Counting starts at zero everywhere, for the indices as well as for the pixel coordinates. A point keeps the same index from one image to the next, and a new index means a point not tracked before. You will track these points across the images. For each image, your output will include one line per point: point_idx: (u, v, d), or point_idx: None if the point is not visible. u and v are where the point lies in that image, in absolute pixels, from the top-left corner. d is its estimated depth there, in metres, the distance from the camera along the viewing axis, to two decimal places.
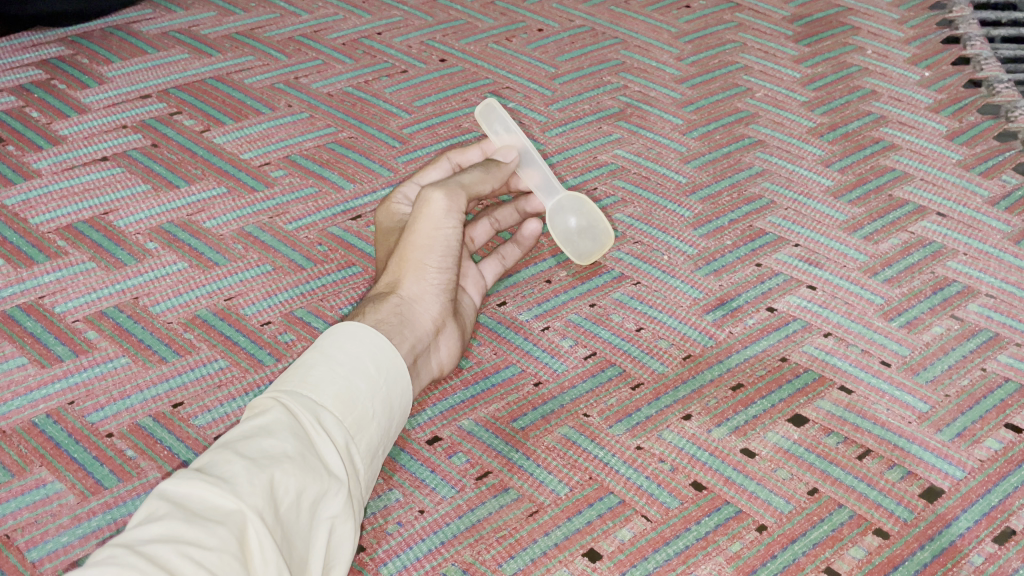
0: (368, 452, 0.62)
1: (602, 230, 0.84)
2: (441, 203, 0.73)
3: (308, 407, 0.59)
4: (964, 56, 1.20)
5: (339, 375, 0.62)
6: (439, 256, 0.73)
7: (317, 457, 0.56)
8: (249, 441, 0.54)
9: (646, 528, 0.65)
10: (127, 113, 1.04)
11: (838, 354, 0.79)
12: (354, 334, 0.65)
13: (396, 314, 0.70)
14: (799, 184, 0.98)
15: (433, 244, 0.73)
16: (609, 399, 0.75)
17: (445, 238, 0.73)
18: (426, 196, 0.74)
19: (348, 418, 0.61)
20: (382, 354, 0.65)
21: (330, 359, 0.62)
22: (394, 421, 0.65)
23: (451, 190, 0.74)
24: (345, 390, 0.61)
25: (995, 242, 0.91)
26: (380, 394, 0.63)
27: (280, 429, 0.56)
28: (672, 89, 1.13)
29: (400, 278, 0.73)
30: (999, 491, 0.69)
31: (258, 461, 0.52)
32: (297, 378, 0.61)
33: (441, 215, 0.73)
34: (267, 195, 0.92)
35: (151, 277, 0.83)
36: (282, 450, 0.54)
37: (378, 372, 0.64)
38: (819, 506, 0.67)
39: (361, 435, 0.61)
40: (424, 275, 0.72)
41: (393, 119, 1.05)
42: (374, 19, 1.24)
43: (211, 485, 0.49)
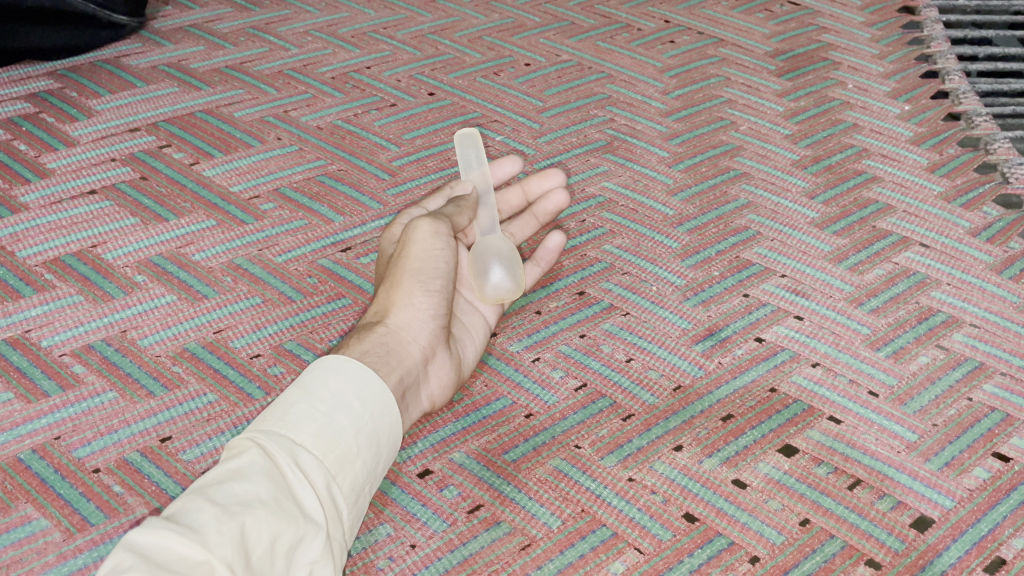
0: (351, 490, 0.61)
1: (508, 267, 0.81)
2: (426, 228, 0.74)
3: (285, 447, 0.58)
4: (943, 90, 1.23)
5: (320, 413, 0.61)
6: (427, 281, 0.72)
7: (293, 500, 0.56)
8: (223, 486, 0.53)
9: (639, 560, 0.65)
10: (116, 146, 1.04)
11: (826, 385, 0.79)
12: (337, 369, 0.64)
13: (382, 345, 0.69)
14: (784, 216, 0.99)
15: (422, 269, 0.73)
16: (600, 430, 0.75)
17: (435, 261, 0.73)
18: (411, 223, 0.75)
19: (329, 456, 0.60)
20: (366, 389, 0.64)
21: (312, 396, 0.62)
22: (380, 457, 0.65)
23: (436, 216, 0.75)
24: (326, 427, 0.61)
25: (978, 272, 0.92)
26: (365, 430, 0.63)
27: (255, 472, 0.55)
28: (658, 122, 1.14)
29: (388, 307, 0.72)
30: (989, 521, 0.69)
31: (230, 508, 0.52)
32: (277, 417, 0.61)
33: (429, 238, 0.74)
34: (257, 227, 0.92)
35: (140, 310, 0.82)
36: (255, 495, 0.54)
37: (363, 408, 0.63)
38: (810, 537, 0.67)
39: (344, 473, 0.61)
40: (411, 303, 0.71)
41: (382, 152, 1.06)
42: (363, 53, 1.25)
43: (178, 535, 0.48)
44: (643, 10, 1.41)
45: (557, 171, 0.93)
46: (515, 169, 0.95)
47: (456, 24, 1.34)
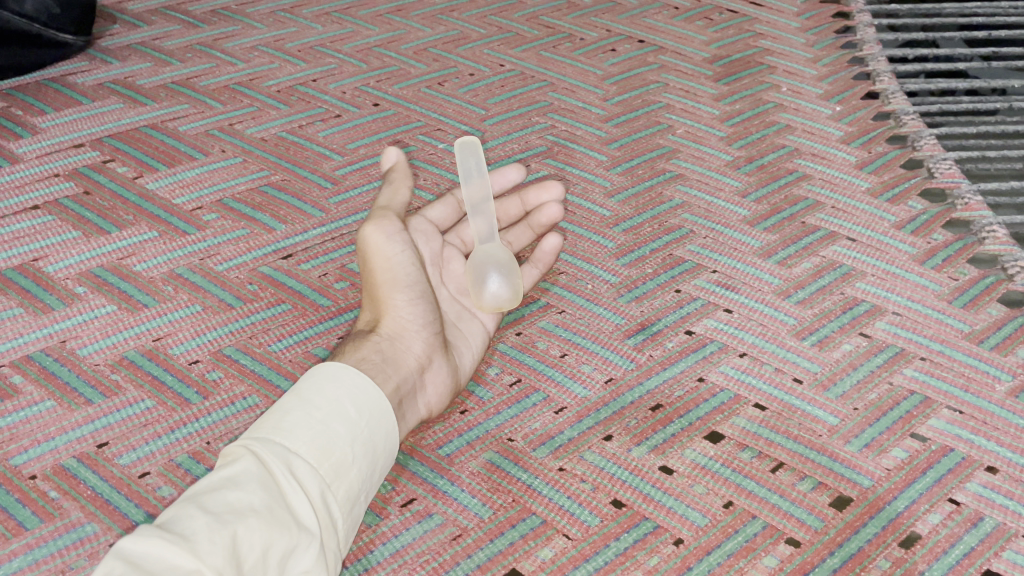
0: (346, 499, 0.62)
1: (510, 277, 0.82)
2: (379, 236, 0.75)
3: (280, 455, 0.60)
4: (873, 91, 1.28)
5: (315, 420, 0.63)
6: (404, 288, 0.74)
7: (286, 509, 0.57)
8: (216, 494, 0.55)
9: (567, 546, 0.67)
10: (60, 162, 1.05)
11: (753, 373, 0.82)
12: (333, 377, 0.66)
13: (378, 352, 0.71)
14: (717, 215, 1.02)
15: (393, 276, 0.74)
16: (533, 423, 0.77)
17: (400, 265, 0.75)
18: (364, 234, 0.75)
19: (325, 464, 0.61)
20: (362, 396, 0.66)
21: (308, 404, 0.64)
22: (376, 466, 0.66)
23: (384, 220, 0.76)
24: (322, 435, 0.62)
25: (901, 263, 0.95)
26: (360, 438, 0.64)
27: (248, 480, 0.57)
28: (598, 128, 1.17)
29: (379, 317, 0.75)
30: (905, 498, 0.72)
31: (222, 516, 0.53)
32: (273, 424, 0.62)
33: (385, 245, 0.75)
34: (199, 237, 0.94)
35: (79, 321, 0.83)
36: (248, 503, 0.55)
37: (358, 416, 0.65)
38: (733, 518, 0.69)
39: (339, 481, 0.62)
40: (399, 312, 0.74)
41: (326, 162, 1.07)
42: (309, 67, 1.27)
43: (168, 544, 0.50)
44: (586, 20, 1.45)
45: (556, 182, 0.92)
46: (518, 177, 0.94)
47: (402, 37, 1.37)
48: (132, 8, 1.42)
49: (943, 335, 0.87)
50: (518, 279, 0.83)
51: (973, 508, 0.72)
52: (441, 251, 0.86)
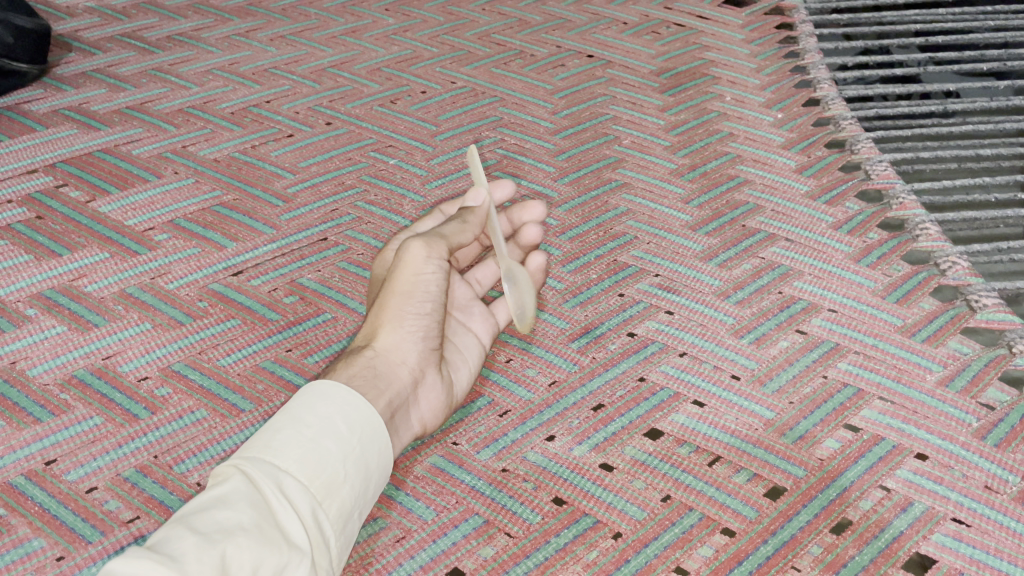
0: (338, 517, 0.63)
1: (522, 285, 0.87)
2: (419, 251, 0.75)
3: (270, 473, 0.60)
4: (814, 98, 1.32)
5: (306, 438, 0.63)
6: (416, 303, 0.73)
7: (276, 527, 0.58)
8: (204, 514, 0.55)
9: (508, 544, 0.69)
10: (13, 188, 1.06)
11: (691, 371, 0.84)
12: (324, 395, 0.67)
13: (370, 369, 0.71)
14: (660, 221, 1.05)
15: (413, 291, 0.73)
16: (478, 427, 0.79)
17: (425, 283, 0.74)
18: (406, 246, 0.75)
19: (316, 481, 0.62)
20: (355, 414, 0.66)
21: (298, 421, 0.64)
22: (369, 484, 0.66)
23: (429, 240, 0.76)
24: (313, 452, 0.63)
25: (837, 262, 0.98)
26: (352, 455, 0.65)
27: (237, 500, 0.57)
28: (547, 141, 1.20)
29: (377, 331, 0.74)
30: (836, 486, 0.74)
31: (211, 536, 0.54)
32: (263, 443, 0.63)
33: (421, 261, 0.74)
34: (150, 257, 0.95)
35: (30, 342, 0.84)
36: (237, 522, 0.56)
37: (350, 433, 0.66)
38: (670, 511, 0.72)
39: (330, 499, 0.63)
40: (401, 327, 0.73)
41: (278, 180, 1.09)
42: (263, 88, 1.30)
43: (158, 564, 0.50)
44: (536, 37, 1.48)
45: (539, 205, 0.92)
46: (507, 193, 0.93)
47: (355, 58, 1.39)
48: (88, 35, 1.43)
49: (877, 329, 0.90)
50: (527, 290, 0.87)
51: (904, 493, 0.75)
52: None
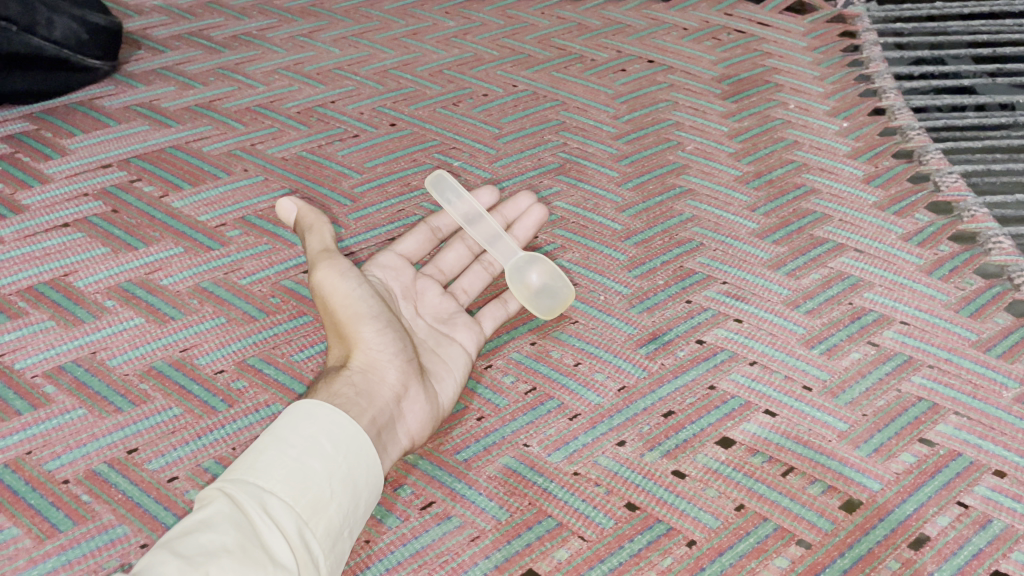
0: (326, 535, 0.63)
1: (560, 288, 0.88)
2: (332, 274, 0.78)
3: (254, 494, 0.61)
4: (879, 107, 1.30)
5: (290, 457, 0.65)
6: (368, 320, 0.76)
7: (262, 547, 0.58)
8: (187, 539, 0.55)
9: (582, 547, 0.69)
10: (89, 182, 1.08)
11: (763, 381, 0.84)
12: (307, 414, 0.68)
13: (351, 387, 0.73)
14: (726, 228, 1.04)
15: (355, 310, 0.77)
16: (548, 430, 0.79)
17: (360, 297, 0.77)
18: (317, 279, 0.78)
19: (300, 501, 0.63)
20: (339, 432, 0.68)
21: (282, 442, 0.66)
22: (358, 502, 0.67)
23: (333, 260, 0.79)
24: (296, 471, 0.64)
25: (908, 274, 0.97)
26: (338, 472, 0.66)
27: (220, 522, 0.57)
28: (609, 145, 1.20)
29: (349, 352, 0.76)
30: (914, 501, 0.73)
31: (193, 559, 0.53)
32: (247, 465, 0.64)
33: (339, 281, 0.77)
34: (223, 253, 0.97)
35: (108, 332, 0.86)
36: (220, 543, 0.56)
37: (335, 451, 0.67)
38: (745, 520, 0.71)
39: (317, 518, 0.63)
40: (368, 344, 0.76)
41: (345, 180, 1.11)
42: (328, 89, 1.31)
43: None
44: (596, 41, 1.48)
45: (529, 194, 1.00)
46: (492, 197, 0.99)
47: (417, 59, 1.41)
48: (157, 34, 1.46)
49: (951, 343, 0.89)
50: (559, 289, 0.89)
51: (982, 510, 0.73)
52: (414, 283, 0.89)
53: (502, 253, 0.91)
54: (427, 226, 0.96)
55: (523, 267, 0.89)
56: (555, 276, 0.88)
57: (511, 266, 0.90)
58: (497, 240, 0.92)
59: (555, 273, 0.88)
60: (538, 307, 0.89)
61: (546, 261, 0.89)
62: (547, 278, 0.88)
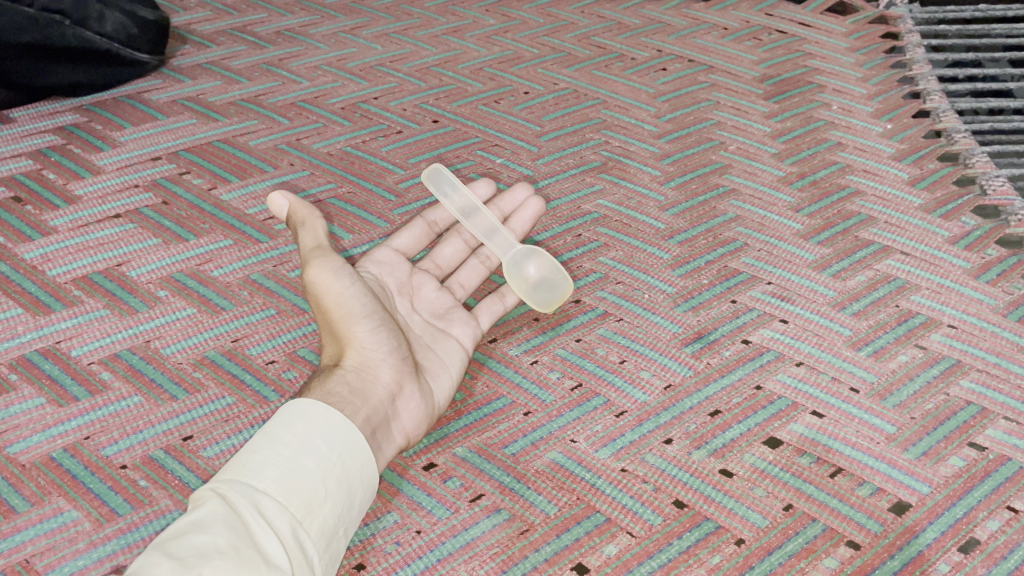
0: (321, 534, 0.63)
1: (558, 282, 0.90)
2: (326, 273, 0.76)
3: (248, 494, 0.62)
4: (924, 109, 1.29)
5: (283, 457, 0.65)
6: (361, 318, 0.76)
7: (256, 547, 0.58)
8: (182, 539, 0.55)
9: (631, 543, 0.69)
10: (139, 174, 1.10)
11: (810, 382, 0.84)
12: (300, 414, 0.68)
13: (344, 386, 0.74)
14: (770, 228, 1.04)
15: (349, 309, 0.76)
16: (595, 426, 0.79)
17: (352, 296, 0.76)
18: (309, 277, 0.77)
19: (294, 500, 0.63)
20: (333, 431, 0.68)
21: (275, 442, 0.66)
22: (352, 502, 0.67)
23: (325, 258, 0.77)
24: (289, 471, 0.64)
25: (955, 277, 0.97)
26: (332, 471, 0.66)
27: (215, 522, 0.57)
28: (651, 144, 1.20)
29: (343, 351, 0.77)
30: (963, 505, 0.73)
31: (188, 559, 0.53)
32: (240, 465, 0.64)
33: (331, 279, 0.76)
34: (271, 246, 0.98)
35: (162, 322, 0.88)
36: (213, 543, 0.56)
37: (329, 450, 0.67)
38: (794, 520, 0.71)
39: (311, 518, 0.63)
40: (361, 343, 0.76)
41: (389, 175, 1.12)
42: (371, 85, 1.32)
43: None
44: (636, 40, 1.48)
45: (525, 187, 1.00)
46: (488, 191, 0.99)
47: (459, 57, 1.41)
48: (202, 29, 1.48)
49: (999, 347, 0.88)
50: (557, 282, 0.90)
51: None
52: (411, 279, 0.89)
53: (500, 245, 0.93)
54: (424, 221, 0.95)
55: (522, 260, 0.91)
56: (552, 269, 0.90)
57: (510, 258, 0.92)
58: (494, 233, 0.94)
59: (553, 267, 0.90)
60: (536, 300, 0.90)
61: (544, 254, 0.91)
62: (545, 271, 0.90)
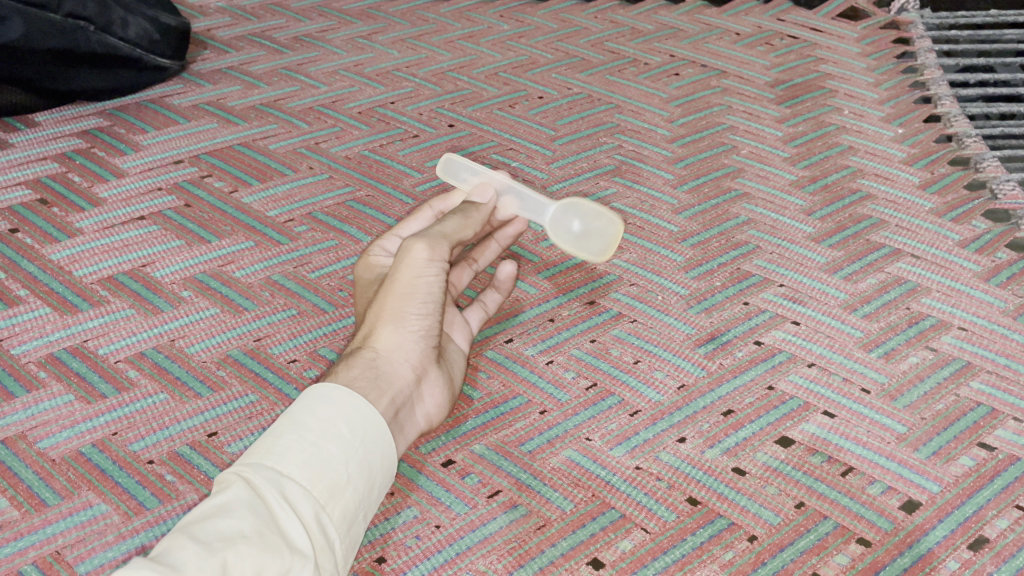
0: (342, 520, 0.63)
1: (605, 217, 0.84)
2: (422, 253, 0.74)
3: (272, 479, 0.60)
4: (935, 114, 1.30)
5: (308, 443, 0.63)
6: (419, 304, 0.73)
7: (277, 533, 0.58)
8: (206, 523, 0.55)
9: (646, 539, 0.71)
10: (162, 177, 1.13)
11: (821, 382, 0.85)
12: (326, 398, 0.66)
13: (371, 369, 0.70)
14: (782, 231, 1.05)
15: (414, 292, 0.73)
16: (610, 424, 0.81)
17: (427, 285, 0.73)
18: (407, 247, 0.74)
19: (318, 485, 0.62)
20: (356, 416, 0.66)
21: (300, 426, 0.64)
22: (372, 486, 0.66)
23: (434, 241, 0.75)
24: (314, 456, 0.62)
25: (966, 280, 0.98)
26: (355, 457, 0.64)
27: (239, 506, 0.57)
28: (664, 148, 1.21)
29: (376, 330, 0.72)
30: (973, 504, 0.74)
31: (212, 544, 0.54)
32: (266, 448, 0.63)
33: (423, 264, 0.73)
34: (292, 247, 1.00)
35: (186, 321, 0.90)
36: (238, 529, 0.56)
37: (352, 436, 0.65)
38: (805, 518, 0.72)
39: (333, 502, 0.62)
40: (402, 326, 0.72)
41: (407, 179, 1.14)
42: (388, 90, 1.34)
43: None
44: (649, 45, 1.49)
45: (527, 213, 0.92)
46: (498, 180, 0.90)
47: (474, 62, 1.43)
48: (221, 34, 1.51)
49: (1009, 349, 0.89)
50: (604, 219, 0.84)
51: None
52: None
53: (534, 213, 0.86)
54: (431, 210, 0.87)
55: (561, 217, 0.85)
56: (594, 211, 0.84)
57: (546, 223, 0.86)
58: (530, 200, 0.86)
59: (594, 208, 0.84)
60: (590, 251, 0.85)
61: (579, 202, 0.85)
62: (589, 216, 0.84)
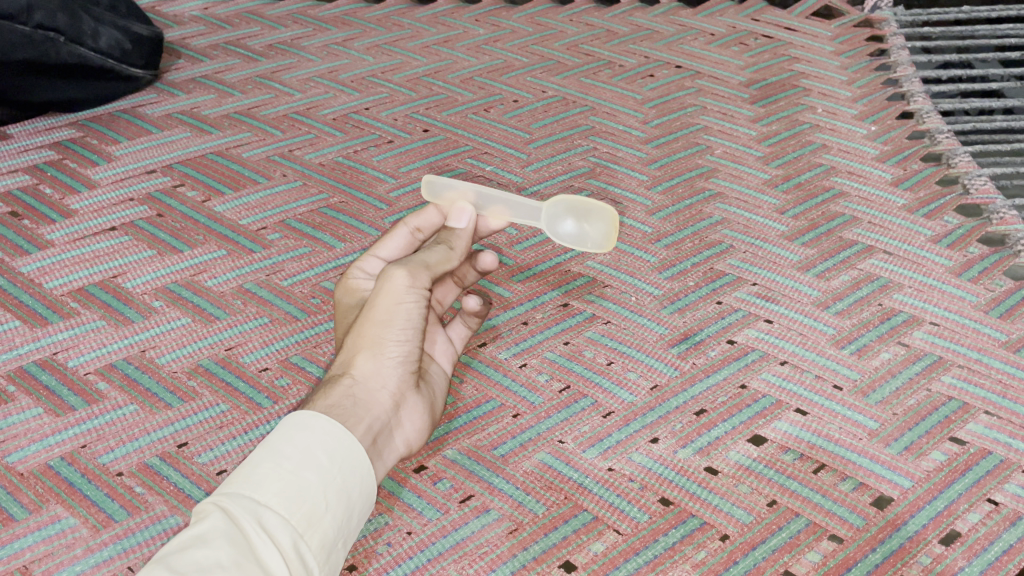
0: (322, 548, 0.61)
1: (595, 207, 0.82)
2: (401, 279, 0.71)
3: (249, 509, 0.59)
4: (907, 111, 1.31)
5: (285, 470, 0.61)
6: (398, 331, 0.71)
7: (256, 563, 0.56)
8: (182, 555, 0.54)
9: (618, 540, 0.71)
10: (134, 187, 1.12)
11: (793, 380, 0.85)
12: (304, 425, 0.64)
13: (349, 398, 0.68)
14: (755, 230, 1.06)
15: (393, 318, 0.71)
16: (583, 427, 0.81)
17: (406, 312, 0.71)
18: (386, 274, 0.72)
19: (296, 513, 0.60)
20: (335, 443, 0.64)
21: (277, 454, 0.62)
22: (352, 512, 0.64)
23: (415, 268, 0.72)
24: (292, 484, 0.61)
25: (938, 275, 0.98)
26: (334, 484, 0.63)
27: (216, 536, 0.56)
28: (639, 149, 1.22)
29: (355, 356, 0.71)
30: (944, 498, 0.74)
31: None
32: (243, 478, 0.61)
33: (401, 292, 0.71)
34: (264, 255, 1.00)
35: (157, 332, 0.90)
36: (215, 560, 0.54)
37: (331, 463, 0.63)
38: (777, 516, 0.72)
39: (312, 530, 0.61)
40: (381, 354, 0.71)
41: (381, 184, 1.14)
42: (363, 96, 1.34)
43: None
44: (624, 47, 1.50)
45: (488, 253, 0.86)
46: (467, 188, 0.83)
47: (449, 67, 1.43)
48: (195, 43, 1.50)
49: (980, 343, 0.89)
50: (597, 212, 0.82)
51: (1013, 507, 0.74)
52: None
53: (528, 218, 0.83)
54: (407, 227, 0.84)
55: (552, 218, 0.82)
56: (582, 204, 0.82)
57: (545, 226, 0.83)
58: (518, 204, 0.83)
59: (580, 201, 0.82)
60: (592, 241, 0.82)
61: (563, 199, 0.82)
62: (578, 210, 0.82)
